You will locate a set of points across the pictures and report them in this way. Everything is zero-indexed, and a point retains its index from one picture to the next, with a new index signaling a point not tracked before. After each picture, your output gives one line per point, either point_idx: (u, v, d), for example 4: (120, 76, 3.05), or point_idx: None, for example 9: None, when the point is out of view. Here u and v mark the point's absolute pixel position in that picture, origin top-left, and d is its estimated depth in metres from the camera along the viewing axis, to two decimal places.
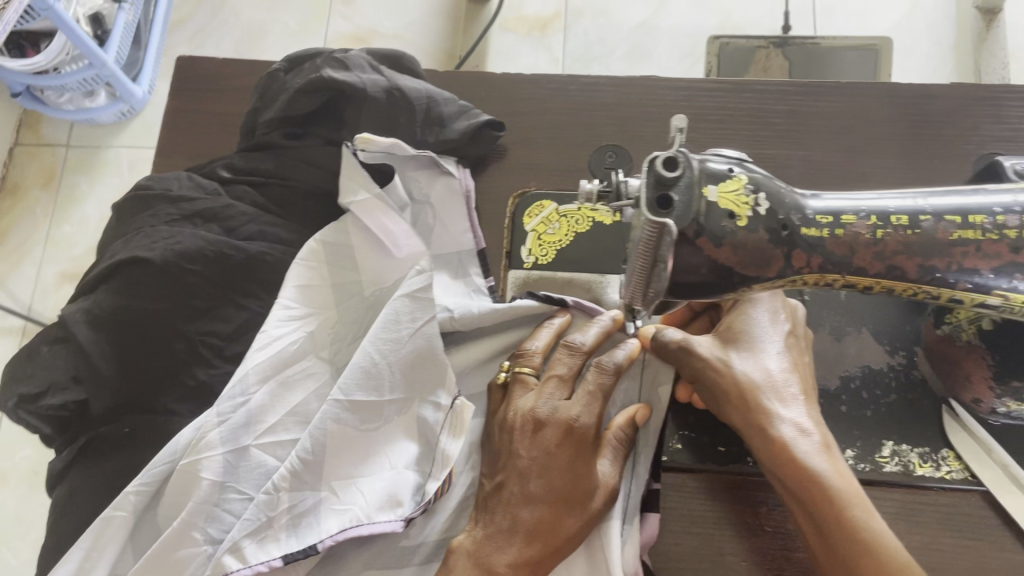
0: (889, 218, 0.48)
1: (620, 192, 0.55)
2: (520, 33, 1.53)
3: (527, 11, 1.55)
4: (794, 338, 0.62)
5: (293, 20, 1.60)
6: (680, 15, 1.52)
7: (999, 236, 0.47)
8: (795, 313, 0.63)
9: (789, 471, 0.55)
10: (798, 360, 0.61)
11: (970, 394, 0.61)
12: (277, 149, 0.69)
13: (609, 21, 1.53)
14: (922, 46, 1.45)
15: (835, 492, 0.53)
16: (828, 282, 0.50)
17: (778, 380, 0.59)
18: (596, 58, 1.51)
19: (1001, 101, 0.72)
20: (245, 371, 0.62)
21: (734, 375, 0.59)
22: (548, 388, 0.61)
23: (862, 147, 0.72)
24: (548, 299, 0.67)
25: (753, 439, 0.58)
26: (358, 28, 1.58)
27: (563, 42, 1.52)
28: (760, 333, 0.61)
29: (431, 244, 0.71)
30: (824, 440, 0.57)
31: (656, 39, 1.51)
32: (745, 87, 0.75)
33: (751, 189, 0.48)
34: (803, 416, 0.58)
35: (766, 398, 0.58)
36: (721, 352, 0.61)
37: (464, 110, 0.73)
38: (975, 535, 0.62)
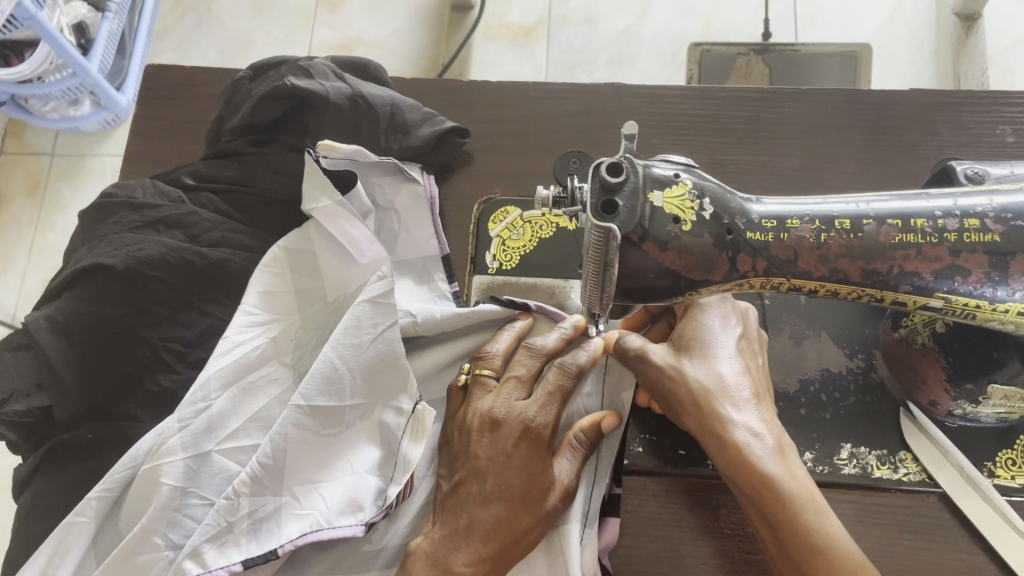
0: (832, 222, 0.49)
1: (576, 198, 0.56)
2: (505, 41, 1.54)
3: (511, 19, 1.56)
4: (747, 341, 0.63)
5: (277, 29, 1.60)
6: (663, 23, 1.53)
7: (939, 239, 0.47)
8: (747, 316, 0.64)
9: (742, 475, 0.55)
10: (751, 364, 0.61)
11: (933, 393, 0.62)
12: (241, 155, 0.71)
13: (593, 29, 1.54)
14: (903, 53, 1.46)
15: (789, 495, 0.53)
16: (775, 286, 0.51)
17: (730, 384, 0.59)
18: (580, 65, 1.52)
19: (959, 108, 0.73)
20: (208, 376, 0.63)
21: (687, 380, 0.59)
22: (505, 390, 0.61)
23: (823, 152, 0.73)
24: (510, 303, 0.68)
25: (708, 443, 0.58)
26: (342, 36, 1.59)
27: (547, 49, 1.53)
28: (713, 337, 0.62)
29: (396, 250, 0.72)
30: (778, 443, 0.57)
31: (639, 46, 1.52)
32: (709, 94, 0.76)
33: (695, 194, 0.48)
34: (755, 419, 0.58)
35: (719, 401, 0.58)
36: (674, 358, 0.61)
37: (429, 117, 0.73)
38: (932, 536, 0.63)
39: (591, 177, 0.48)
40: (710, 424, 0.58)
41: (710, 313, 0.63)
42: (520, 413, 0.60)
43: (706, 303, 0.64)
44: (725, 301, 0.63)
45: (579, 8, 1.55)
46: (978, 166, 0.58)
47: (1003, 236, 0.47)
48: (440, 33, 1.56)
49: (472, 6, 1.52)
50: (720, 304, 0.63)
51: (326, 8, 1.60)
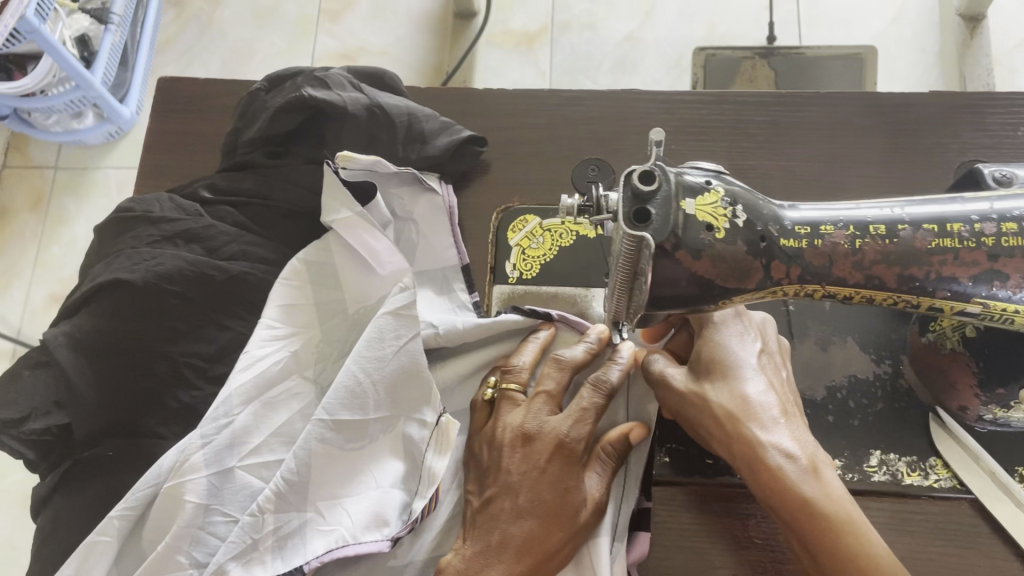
0: (867, 228, 0.48)
1: (601, 207, 0.55)
2: (508, 48, 1.54)
3: (515, 26, 1.55)
4: (767, 356, 0.62)
5: (280, 38, 1.60)
6: (666, 28, 1.53)
7: (976, 244, 0.47)
8: (765, 328, 0.64)
9: (778, 501, 0.54)
10: (774, 381, 0.61)
11: (965, 399, 0.61)
12: (258, 168, 0.70)
13: (596, 34, 1.53)
14: (908, 54, 1.45)
15: (828, 518, 0.52)
16: (809, 293, 0.50)
17: (755, 403, 0.58)
18: (584, 71, 1.51)
19: (981, 109, 0.73)
20: (230, 391, 0.62)
21: (711, 404, 0.59)
22: (536, 405, 0.62)
23: (843, 156, 0.72)
24: (533, 312, 0.67)
25: (741, 468, 0.57)
26: (345, 45, 1.58)
27: (551, 55, 1.53)
28: (733, 357, 0.61)
29: (415, 261, 0.71)
30: (812, 461, 0.56)
31: (643, 51, 1.51)
32: (727, 99, 0.76)
33: (728, 202, 0.48)
34: (787, 439, 0.57)
35: (747, 423, 0.58)
36: (696, 384, 0.61)
37: (446, 126, 0.73)
38: (964, 543, 0.62)
39: (622, 184, 0.47)
40: (739, 448, 0.57)
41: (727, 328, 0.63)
42: (555, 429, 0.60)
43: (720, 317, 0.63)
44: (738, 316, 0.63)
45: (583, 14, 1.55)
46: (1005, 168, 0.57)
47: None
48: (444, 41, 1.55)
49: (476, 13, 1.56)
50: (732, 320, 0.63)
51: (329, 17, 1.60)
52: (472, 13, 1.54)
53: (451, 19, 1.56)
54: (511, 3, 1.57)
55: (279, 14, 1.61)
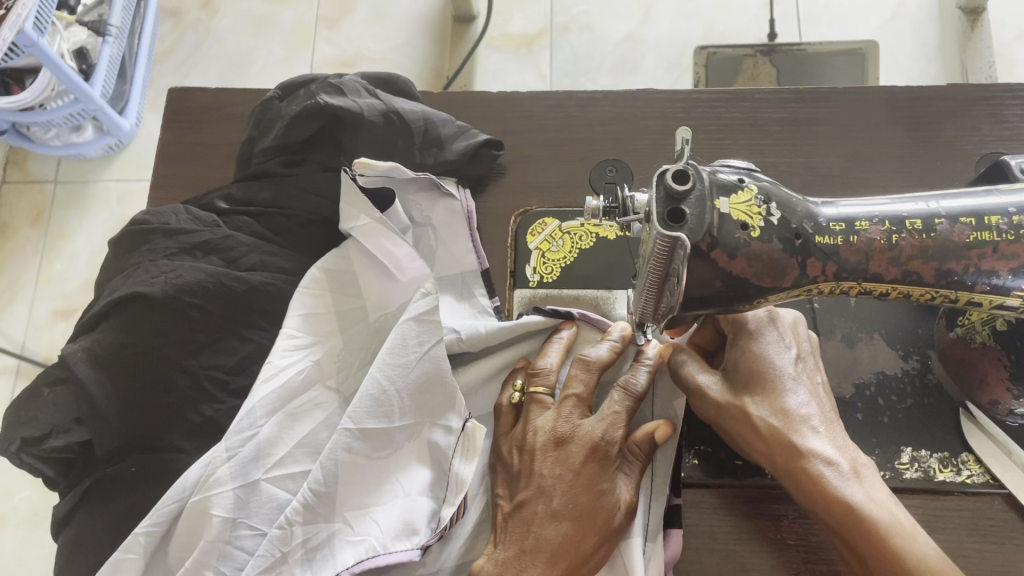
0: (902, 223, 0.48)
1: (628, 208, 0.55)
2: (508, 51, 1.54)
3: (513, 29, 1.55)
4: (802, 361, 0.62)
5: (278, 47, 1.59)
6: (664, 27, 1.53)
7: (1015, 236, 0.46)
8: (796, 323, 0.63)
9: (825, 509, 0.55)
10: (812, 387, 0.61)
11: (992, 395, 0.61)
12: (274, 177, 0.69)
13: (594, 35, 1.53)
14: (908, 47, 1.45)
15: (876, 524, 0.53)
16: (844, 289, 0.50)
17: (795, 412, 0.59)
18: (584, 72, 1.51)
19: (1000, 101, 0.72)
20: (253, 404, 0.61)
21: (751, 415, 0.59)
22: (566, 408, 0.62)
23: (862, 151, 0.72)
24: (555, 312, 0.67)
25: (785, 479, 0.58)
26: (344, 52, 1.58)
27: (551, 57, 1.53)
28: (771, 364, 0.61)
29: (434, 266, 0.71)
30: (853, 467, 0.56)
31: (642, 51, 1.51)
32: (743, 96, 0.75)
33: (761, 199, 0.48)
34: (830, 446, 0.57)
35: (788, 433, 0.58)
36: (735, 397, 0.61)
37: (462, 130, 0.72)
38: (999, 538, 0.61)
39: (654, 185, 0.47)
40: (782, 460, 0.57)
41: (765, 334, 0.62)
42: (588, 432, 0.60)
43: (755, 321, 0.63)
44: (771, 318, 0.63)
45: (581, 15, 1.54)
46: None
47: None
48: (444, 45, 1.54)
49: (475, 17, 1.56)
50: (766, 323, 0.62)
51: (327, 24, 1.60)
52: (471, 17, 1.54)
53: (451, 23, 1.56)
54: (510, 5, 1.56)
55: (276, 23, 1.61)
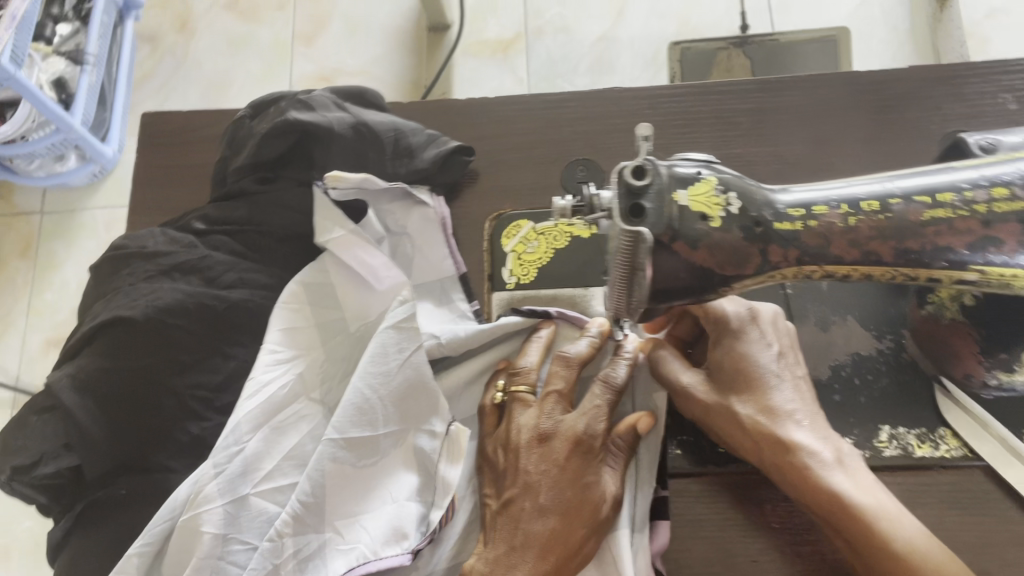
0: (859, 205, 0.49)
1: (594, 205, 0.56)
2: (484, 57, 1.54)
3: (488, 35, 1.56)
4: (785, 356, 0.62)
5: (256, 66, 1.60)
6: (638, 26, 1.54)
7: (969, 212, 0.47)
8: (777, 318, 0.64)
9: (813, 499, 0.55)
10: (792, 381, 0.61)
11: (971, 368, 0.63)
12: (249, 195, 0.69)
13: (570, 37, 1.54)
14: (880, 32, 1.46)
15: (858, 509, 0.54)
16: (808, 273, 0.51)
17: (781, 408, 0.59)
18: (561, 75, 1.52)
19: (960, 79, 0.73)
20: (237, 420, 0.62)
21: (739, 413, 0.60)
22: (548, 405, 0.63)
23: (827, 137, 0.73)
24: (532, 312, 0.68)
25: (774, 472, 0.58)
26: (322, 68, 1.59)
27: (527, 62, 1.54)
28: (754, 361, 0.61)
29: (413, 274, 0.72)
30: (839, 456, 0.57)
31: (617, 50, 1.52)
32: (708, 89, 0.76)
33: (720, 189, 0.48)
34: (815, 438, 0.58)
35: (774, 428, 0.58)
36: (721, 396, 0.61)
37: (432, 139, 0.73)
38: (978, 510, 0.62)
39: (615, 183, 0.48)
40: (770, 454, 0.58)
41: (748, 332, 0.62)
42: (571, 426, 0.62)
43: (737, 319, 0.63)
44: (752, 316, 0.63)
45: (555, 18, 1.55)
46: (990, 136, 0.59)
47: None
48: (420, 56, 1.56)
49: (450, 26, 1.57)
50: (749, 322, 0.62)
51: (303, 41, 1.61)
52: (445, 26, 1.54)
53: (426, 33, 1.57)
54: (484, 12, 1.57)
55: (253, 42, 1.62)
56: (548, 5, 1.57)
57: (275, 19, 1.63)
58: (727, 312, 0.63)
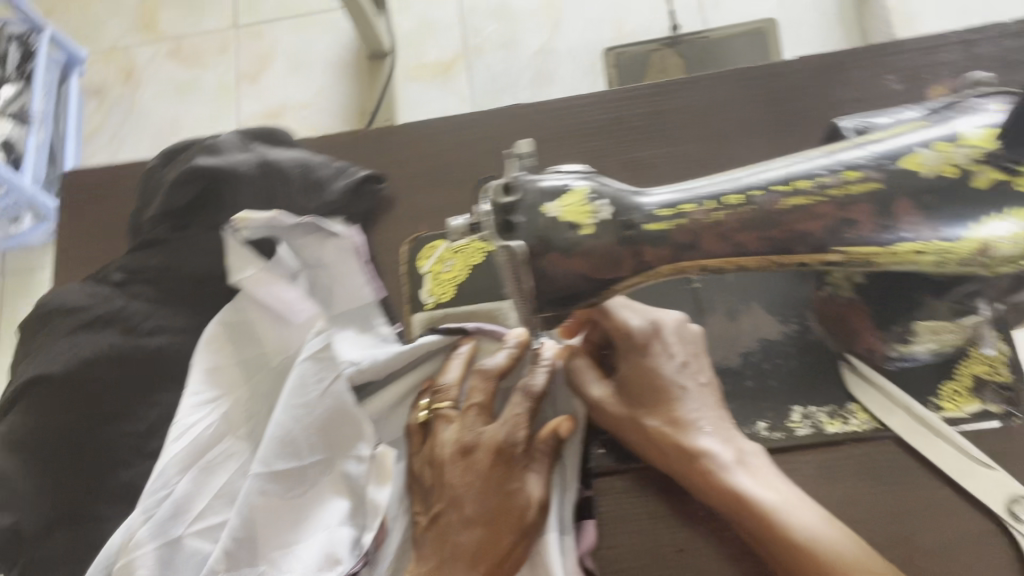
0: (723, 199, 0.51)
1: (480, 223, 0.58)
2: (426, 80, 1.57)
3: (429, 58, 1.58)
4: (690, 364, 0.65)
5: (202, 110, 1.62)
6: (574, 35, 1.56)
7: (824, 197, 0.49)
8: (681, 326, 0.67)
9: (720, 501, 0.58)
10: (696, 388, 0.64)
11: (880, 348, 0.65)
12: (165, 243, 0.71)
13: (509, 53, 1.56)
14: (810, 19, 1.49)
15: (761, 508, 0.56)
16: (685, 268, 0.53)
17: (685, 417, 0.62)
18: (504, 90, 1.54)
19: (846, 65, 0.76)
20: (165, 463, 0.63)
21: (646, 426, 0.63)
22: (468, 418, 0.65)
23: (723, 132, 0.75)
24: (449, 330, 0.70)
25: (685, 479, 0.61)
26: (268, 105, 1.60)
27: (469, 80, 1.56)
28: (660, 373, 0.64)
29: (331, 306, 0.72)
30: (740, 457, 0.60)
31: (556, 61, 1.55)
32: (607, 96, 0.78)
33: (591, 198, 0.51)
34: (719, 443, 0.60)
35: (681, 437, 0.61)
36: (631, 411, 0.64)
37: (341, 170, 0.75)
38: (893, 479, 0.64)
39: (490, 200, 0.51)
40: (678, 462, 0.61)
41: (652, 345, 0.65)
42: (492, 436, 0.63)
43: (640, 332, 0.66)
44: (654, 328, 0.66)
45: (493, 35, 1.58)
46: (863, 120, 0.60)
47: (885, 182, 0.48)
48: (361, 83, 1.58)
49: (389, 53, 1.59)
50: (652, 335, 0.66)
51: (248, 80, 1.63)
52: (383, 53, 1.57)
53: (367, 61, 1.59)
54: (423, 37, 1.60)
55: (198, 86, 1.63)
56: (485, 22, 1.59)
57: (219, 62, 1.65)
58: (631, 326, 0.66)
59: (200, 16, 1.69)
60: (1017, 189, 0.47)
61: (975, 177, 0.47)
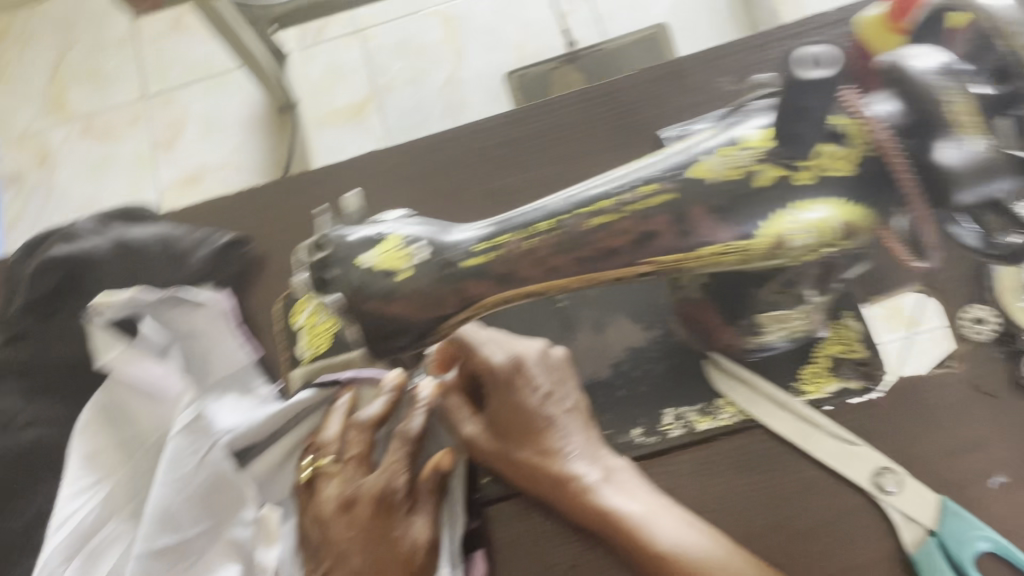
0: (534, 226, 0.53)
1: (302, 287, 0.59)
2: (339, 125, 1.54)
3: (338, 103, 1.56)
4: (555, 394, 0.67)
5: (120, 185, 1.57)
6: (480, 60, 1.54)
7: (627, 213, 0.52)
8: (545, 355, 0.69)
9: (594, 523, 0.61)
10: (562, 416, 0.66)
11: (726, 339, 0.68)
12: (31, 334, 0.72)
13: (419, 87, 1.54)
14: (703, 20, 1.49)
15: (624, 522, 0.59)
16: (509, 297, 0.55)
17: (553, 445, 0.64)
18: (417, 125, 1.52)
19: (681, 73, 0.78)
20: (48, 555, 0.63)
21: (517, 458, 0.65)
22: (347, 472, 0.66)
23: (572, 153, 0.77)
24: (323, 384, 0.70)
25: (560, 505, 0.63)
26: (186, 168, 1.56)
27: (383, 120, 1.54)
28: (527, 407, 0.66)
29: (207, 375, 0.71)
30: (606, 475, 0.63)
31: (465, 88, 1.52)
32: (459, 132, 0.80)
33: (404, 243, 0.52)
34: (588, 465, 0.63)
35: (551, 465, 0.64)
36: (501, 445, 0.66)
37: (202, 239, 0.76)
38: (766, 467, 0.66)
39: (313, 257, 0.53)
40: (551, 489, 0.63)
41: (517, 380, 0.67)
42: (371, 486, 0.64)
43: (504, 368, 0.67)
44: (518, 362, 0.67)
45: (402, 72, 1.55)
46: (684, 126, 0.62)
47: (680, 191, 0.51)
48: (281, 134, 1.53)
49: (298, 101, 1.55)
50: (515, 370, 0.67)
51: (164, 146, 1.58)
52: (291, 105, 1.53)
53: (276, 114, 1.54)
54: (330, 81, 1.57)
55: (115, 161, 1.57)
56: (391, 61, 1.57)
57: (131, 135, 1.60)
58: (494, 363, 0.68)
59: (108, 90, 1.63)
60: (796, 184, 0.50)
61: (758, 176, 0.50)
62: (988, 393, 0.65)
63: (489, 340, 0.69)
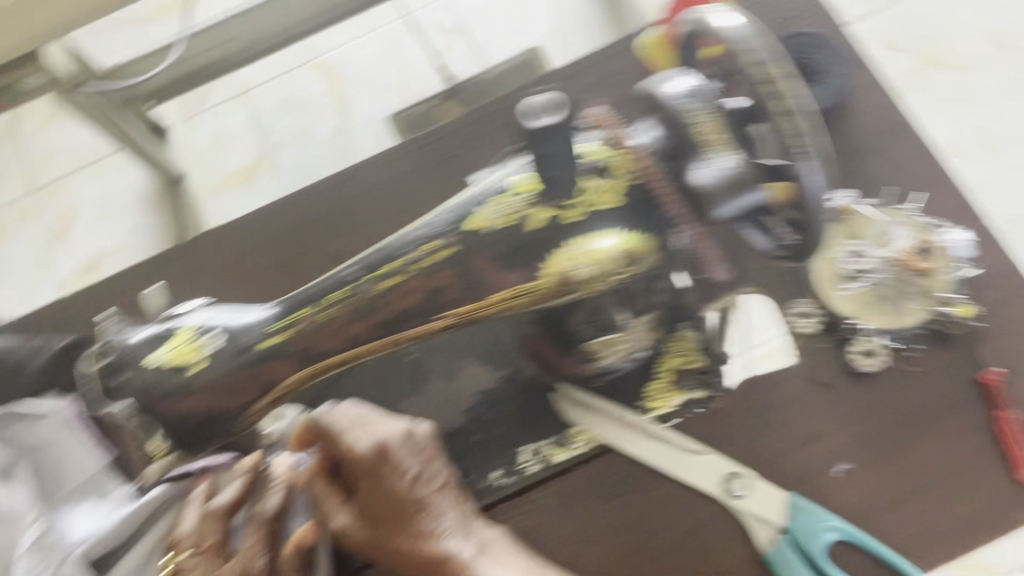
0: (326, 298, 0.52)
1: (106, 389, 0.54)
2: (230, 188, 1.09)
3: (224, 164, 1.11)
4: (424, 473, 0.63)
5: (16, 291, 1.08)
6: (365, 101, 1.13)
7: (416, 270, 0.51)
8: (411, 434, 0.64)
9: None
10: (434, 497, 0.62)
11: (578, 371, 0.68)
12: None
13: (311, 136, 1.12)
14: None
15: None
16: (321, 370, 0.54)
17: (427, 527, 0.61)
18: (310, 170, 1.08)
19: (505, 114, 0.79)
20: None
21: (396, 546, 0.61)
22: (205, 567, 0.63)
23: (408, 206, 0.78)
24: (175, 477, 0.68)
25: None
26: (78, 257, 1.08)
27: (276, 181, 1.09)
28: (399, 494, 0.61)
29: (60, 487, 0.71)
30: (482, 549, 0.60)
31: (357, 129, 1.11)
32: (294, 199, 0.80)
33: (195, 334, 0.52)
34: (467, 543, 0.60)
35: (432, 551, 0.60)
36: (375, 529, 0.63)
37: (38, 346, 0.75)
38: (624, 488, 0.67)
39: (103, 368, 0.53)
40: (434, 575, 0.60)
41: (383, 467, 0.61)
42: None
43: (368, 458, 0.61)
44: (383, 448, 0.61)
45: (289, 127, 1.12)
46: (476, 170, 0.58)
47: (462, 244, 0.51)
48: (165, 207, 1.09)
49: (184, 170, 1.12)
50: (381, 457, 0.61)
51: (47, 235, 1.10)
52: (178, 176, 1.10)
53: (167, 189, 1.10)
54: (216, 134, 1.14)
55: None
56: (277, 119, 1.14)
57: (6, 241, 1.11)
58: (359, 453, 0.61)
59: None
60: (566, 223, 0.51)
61: (531, 219, 0.51)
62: (823, 383, 0.66)
63: (351, 426, 0.63)
